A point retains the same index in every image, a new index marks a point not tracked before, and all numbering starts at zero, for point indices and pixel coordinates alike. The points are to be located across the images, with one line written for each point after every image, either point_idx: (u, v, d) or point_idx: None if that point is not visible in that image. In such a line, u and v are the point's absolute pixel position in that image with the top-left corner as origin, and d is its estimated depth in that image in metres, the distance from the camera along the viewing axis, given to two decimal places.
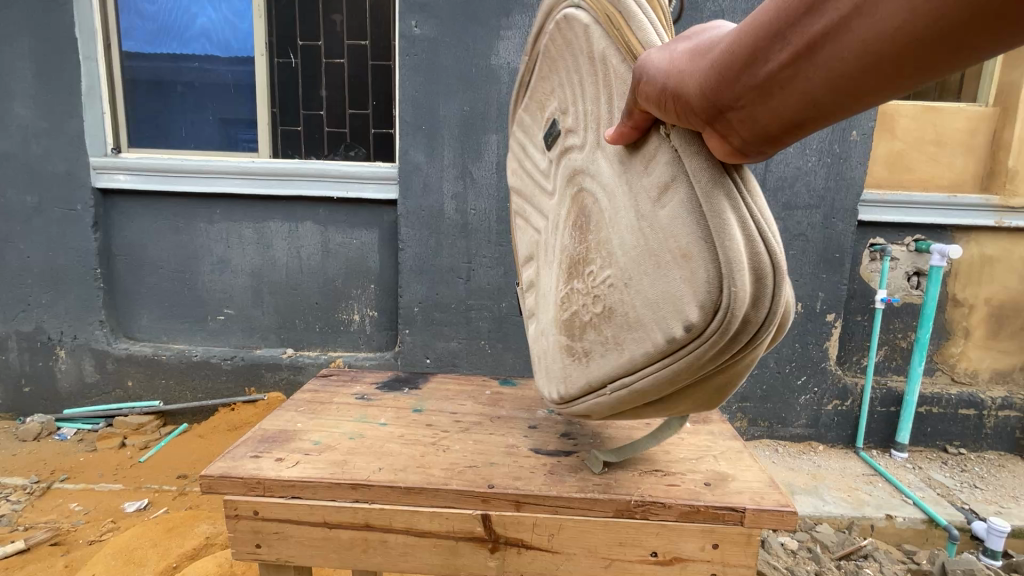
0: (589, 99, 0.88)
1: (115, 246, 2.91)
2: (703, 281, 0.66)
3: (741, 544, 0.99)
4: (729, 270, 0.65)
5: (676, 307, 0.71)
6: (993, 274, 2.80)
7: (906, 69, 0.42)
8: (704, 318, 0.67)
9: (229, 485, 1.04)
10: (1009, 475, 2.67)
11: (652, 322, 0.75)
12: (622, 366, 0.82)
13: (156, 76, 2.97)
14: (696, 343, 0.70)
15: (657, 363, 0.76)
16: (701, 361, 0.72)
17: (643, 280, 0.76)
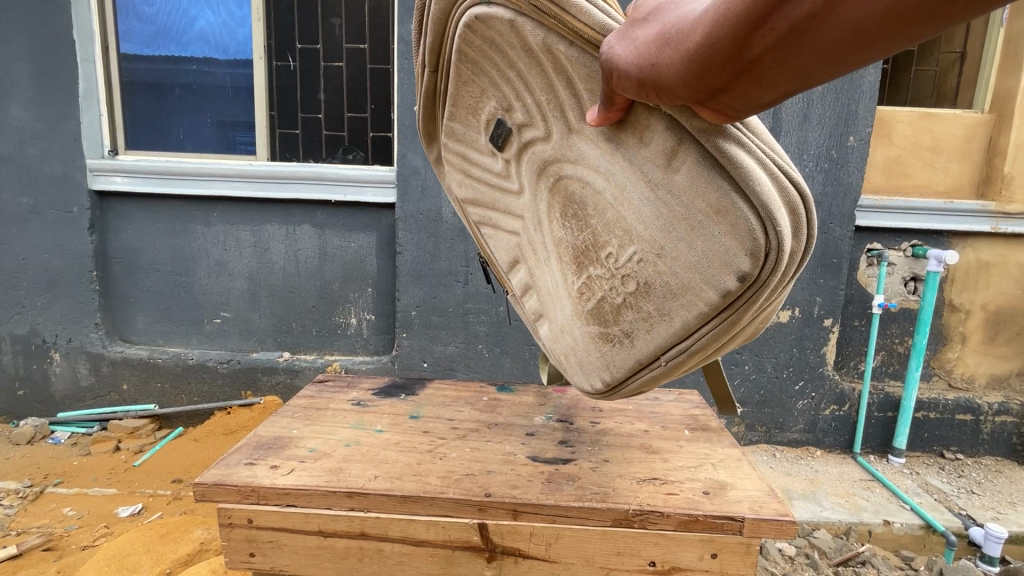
0: (540, 88, 0.85)
1: (111, 248, 2.90)
2: (750, 230, 0.69)
3: (740, 553, 0.98)
4: (771, 214, 0.68)
5: (726, 264, 0.72)
6: (989, 279, 2.80)
7: (897, 41, 0.43)
8: (757, 263, 0.70)
9: (223, 493, 1.04)
10: (1006, 481, 2.67)
11: (699, 283, 0.76)
12: (673, 335, 0.82)
13: (155, 78, 2.96)
14: (754, 288, 0.73)
15: (716, 321, 0.77)
16: (759, 303, 0.75)
17: (678, 246, 0.76)
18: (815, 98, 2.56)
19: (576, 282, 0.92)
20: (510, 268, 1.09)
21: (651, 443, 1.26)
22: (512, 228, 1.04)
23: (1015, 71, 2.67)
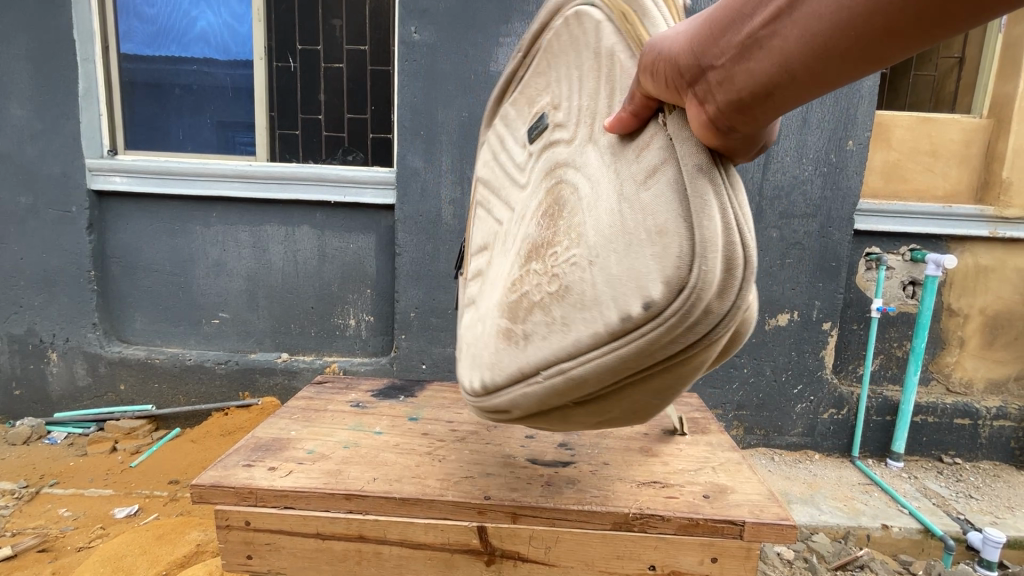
0: (585, 95, 0.83)
1: (109, 248, 2.89)
2: (674, 262, 0.58)
3: (740, 557, 0.98)
4: (704, 257, 0.57)
5: (635, 287, 0.61)
6: (988, 284, 2.81)
7: (876, 26, 0.41)
8: (667, 297, 0.58)
9: (221, 495, 1.03)
10: (1004, 485, 2.67)
11: (608, 300, 0.65)
12: (559, 354, 0.71)
13: (155, 78, 2.97)
14: (652, 334, 0.61)
15: (599, 353, 0.66)
16: (654, 356, 0.63)
17: (610, 258, 0.66)
18: (814, 102, 2.56)
19: (515, 273, 0.84)
20: (478, 251, 1.16)
21: (650, 446, 1.26)
22: (500, 216, 1.06)
23: (1013, 77, 2.68)
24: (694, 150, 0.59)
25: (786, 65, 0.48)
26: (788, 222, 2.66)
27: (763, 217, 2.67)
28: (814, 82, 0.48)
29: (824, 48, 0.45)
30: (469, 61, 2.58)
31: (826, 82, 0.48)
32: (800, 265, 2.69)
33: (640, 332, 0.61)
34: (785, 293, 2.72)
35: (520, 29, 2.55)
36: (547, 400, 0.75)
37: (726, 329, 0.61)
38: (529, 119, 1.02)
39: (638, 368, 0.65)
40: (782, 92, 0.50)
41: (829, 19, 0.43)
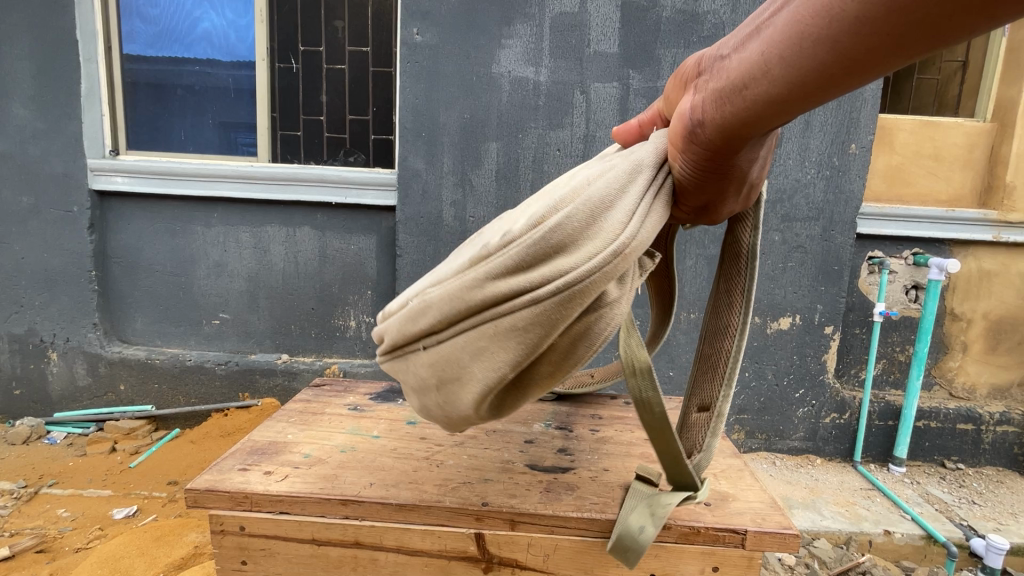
0: None
1: (110, 248, 2.89)
2: (549, 203, 0.77)
3: (741, 567, 0.97)
4: (569, 210, 0.74)
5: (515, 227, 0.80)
6: (991, 289, 2.79)
7: (829, 45, 0.53)
8: (531, 228, 0.76)
9: (215, 499, 1.02)
10: (1007, 492, 2.65)
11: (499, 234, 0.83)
12: (438, 276, 0.86)
13: (157, 79, 2.96)
14: (501, 262, 0.76)
15: (460, 276, 0.80)
16: (492, 286, 0.77)
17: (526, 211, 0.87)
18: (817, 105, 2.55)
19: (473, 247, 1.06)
20: None
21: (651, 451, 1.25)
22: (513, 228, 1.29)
23: (1017, 81, 2.66)
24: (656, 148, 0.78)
25: (765, 56, 0.60)
26: (790, 225, 2.65)
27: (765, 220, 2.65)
28: (779, 76, 0.59)
29: (798, 42, 0.56)
30: (470, 63, 2.57)
31: (792, 75, 0.58)
32: (802, 268, 2.68)
33: (496, 254, 0.77)
34: (787, 296, 2.70)
35: (522, 31, 2.54)
36: (410, 326, 0.86)
37: (548, 282, 0.73)
38: None
39: (478, 291, 0.77)
40: (755, 87, 0.61)
41: (807, 7, 0.54)
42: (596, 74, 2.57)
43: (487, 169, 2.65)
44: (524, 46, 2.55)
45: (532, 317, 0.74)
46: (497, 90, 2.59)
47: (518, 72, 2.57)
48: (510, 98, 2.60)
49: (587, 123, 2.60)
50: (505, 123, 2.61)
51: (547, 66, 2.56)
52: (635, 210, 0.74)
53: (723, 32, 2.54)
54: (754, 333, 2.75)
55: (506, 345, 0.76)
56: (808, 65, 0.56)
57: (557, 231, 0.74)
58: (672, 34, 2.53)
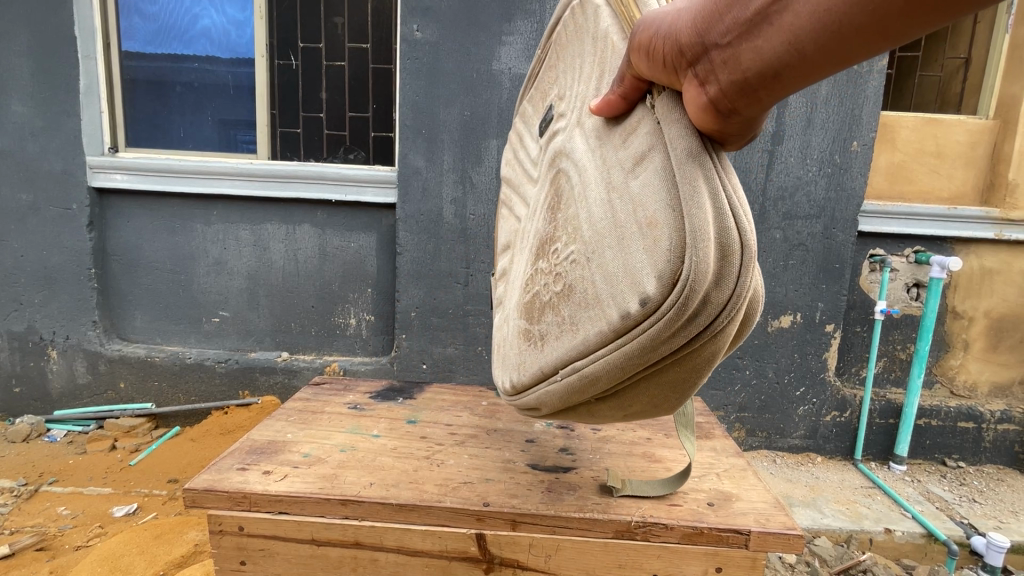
0: (584, 79, 0.86)
1: (110, 246, 2.88)
2: (656, 256, 0.61)
3: (745, 568, 0.96)
4: (691, 253, 0.59)
5: (634, 274, 0.64)
6: (993, 287, 2.78)
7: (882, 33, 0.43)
8: (661, 291, 0.61)
9: (214, 499, 1.01)
10: (1008, 490, 2.64)
11: (607, 299, 0.68)
12: (581, 352, 0.73)
13: (156, 76, 2.95)
14: (655, 325, 0.63)
15: (613, 351, 0.68)
16: (657, 346, 0.65)
17: (605, 253, 0.70)
18: (819, 103, 2.53)
19: (536, 269, 0.90)
20: (503, 247, 1.20)
21: (654, 451, 1.24)
22: (522, 211, 1.11)
23: (1020, 78, 2.65)
24: (683, 132, 0.61)
25: (795, 44, 0.48)
26: (791, 223, 2.64)
27: (767, 218, 2.64)
28: (821, 65, 0.48)
29: (836, 30, 0.45)
30: (470, 59, 2.56)
31: (838, 63, 0.47)
32: (803, 266, 2.66)
33: (641, 324, 0.64)
34: (789, 294, 2.69)
35: (522, 28, 2.53)
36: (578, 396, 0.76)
37: (714, 313, 0.62)
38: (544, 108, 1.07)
39: (645, 358, 0.66)
40: (791, 74, 0.50)
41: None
42: None
43: (487, 167, 2.64)
44: (525, 43, 2.54)
45: (722, 335, 0.66)
46: (497, 88, 2.58)
47: (518, 69, 2.56)
48: (510, 95, 2.59)
49: None
50: (506, 120, 2.60)
51: None
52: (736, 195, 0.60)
53: None
54: (755, 332, 2.74)
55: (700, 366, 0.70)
56: (856, 54, 0.46)
57: (695, 277, 0.59)
58: None
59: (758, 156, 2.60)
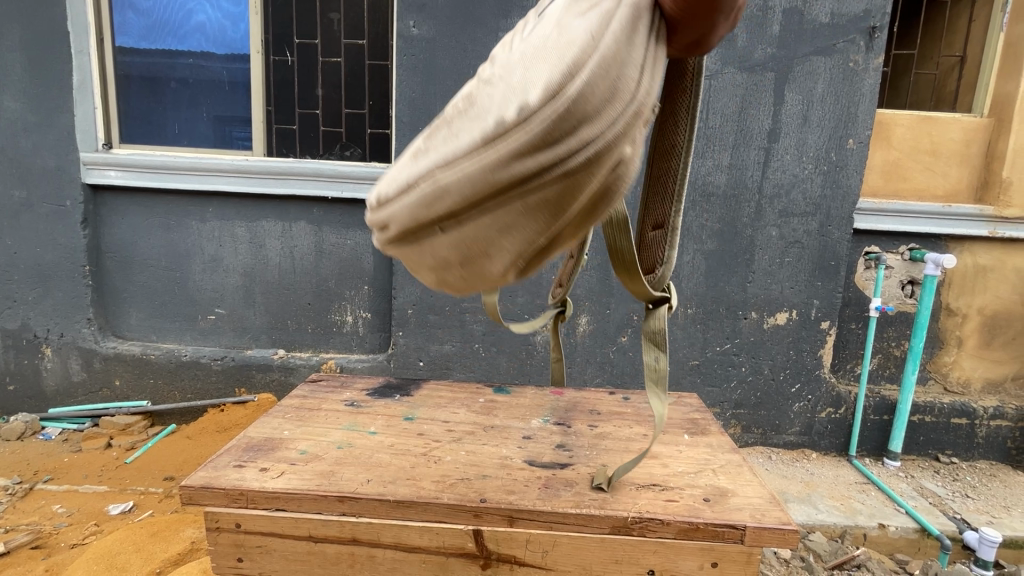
0: None
1: (104, 243, 2.86)
2: (557, 62, 0.56)
3: (741, 562, 0.96)
4: (587, 70, 0.55)
5: (520, 82, 0.59)
6: (986, 284, 2.80)
7: None
8: (540, 100, 0.56)
9: (211, 496, 1.01)
10: (1000, 485, 2.67)
11: (489, 107, 0.60)
12: (435, 162, 0.63)
13: (150, 72, 2.93)
14: (520, 137, 0.57)
15: (470, 159, 0.60)
16: (511, 166, 0.59)
17: (506, 66, 0.62)
18: (815, 100, 2.54)
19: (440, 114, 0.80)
20: None
21: (650, 446, 1.24)
22: None
23: (1014, 76, 2.66)
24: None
25: None
26: (787, 220, 2.65)
27: (763, 215, 2.65)
28: None
29: None
30: (467, 56, 2.55)
31: None
32: (799, 263, 2.68)
33: (511, 132, 0.58)
34: (784, 291, 2.70)
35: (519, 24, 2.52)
36: (420, 213, 0.65)
37: (579, 154, 0.58)
38: None
39: (499, 177, 0.59)
40: None
41: None
42: None
43: None
44: None
45: (570, 192, 0.60)
46: None
47: None
48: None
49: None
50: None
51: None
52: (651, 59, 0.58)
53: None
54: (752, 329, 2.75)
55: (539, 224, 0.63)
56: None
57: (578, 96, 0.56)
58: None
59: (755, 153, 2.60)
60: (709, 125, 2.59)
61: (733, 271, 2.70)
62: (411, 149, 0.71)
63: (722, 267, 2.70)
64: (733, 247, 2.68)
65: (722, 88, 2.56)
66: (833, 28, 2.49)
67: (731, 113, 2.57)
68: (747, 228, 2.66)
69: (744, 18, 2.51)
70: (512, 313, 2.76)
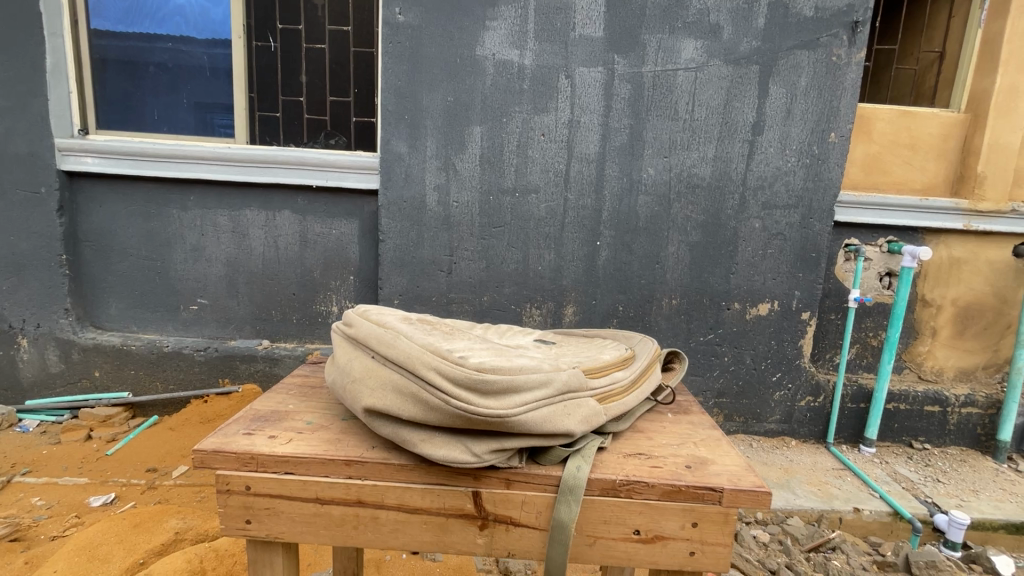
0: (581, 354, 1.27)
1: (82, 231, 2.80)
2: (500, 372, 0.95)
3: (719, 523, 0.99)
4: (499, 382, 0.93)
5: (470, 356, 1.00)
6: (960, 275, 2.88)
7: None
8: (472, 366, 0.94)
9: (222, 460, 1.01)
10: (969, 469, 2.77)
11: (453, 350, 1.00)
12: (410, 332, 1.04)
13: (128, 55, 2.86)
14: (448, 363, 0.93)
15: (423, 347, 0.98)
16: (433, 365, 0.93)
17: (480, 352, 1.04)
18: (799, 94, 2.57)
19: (446, 330, 1.21)
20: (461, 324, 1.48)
21: (636, 424, 1.27)
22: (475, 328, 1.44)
23: (990, 72, 2.71)
24: None
25: None
26: (771, 213, 2.68)
27: (746, 208, 2.68)
28: None
29: None
30: (454, 44, 2.53)
31: None
32: (781, 255, 2.72)
33: (447, 362, 0.94)
34: (766, 283, 2.75)
35: (506, 13, 2.51)
36: (380, 345, 1.00)
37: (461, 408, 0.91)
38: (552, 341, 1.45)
39: (420, 370, 0.93)
40: None
41: None
42: (582, 58, 2.55)
43: (471, 154, 2.63)
44: (509, 29, 2.52)
45: (430, 406, 0.92)
46: (481, 74, 2.56)
47: (501, 55, 2.54)
48: (494, 82, 2.57)
49: (572, 107, 2.59)
50: (489, 107, 2.58)
51: (531, 50, 2.54)
52: (533, 407, 0.95)
53: (707, 19, 2.53)
54: (734, 320, 2.80)
55: (406, 404, 0.94)
56: None
57: (484, 385, 0.92)
58: (657, 19, 2.52)
59: (740, 146, 2.63)
60: (695, 118, 2.60)
61: (716, 262, 2.74)
62: (409, 324, 1.11)
63: (706, 258, 2.74)
64: (717, 239, 2.71)
65: (708, 80, 2.57)
66: (817, 22, 2.51)
67: (716, 106, 2.59)
68: (730, 221, 2.70)
69: (729, 11, 2.52)
70: (499, 303, 2.78)
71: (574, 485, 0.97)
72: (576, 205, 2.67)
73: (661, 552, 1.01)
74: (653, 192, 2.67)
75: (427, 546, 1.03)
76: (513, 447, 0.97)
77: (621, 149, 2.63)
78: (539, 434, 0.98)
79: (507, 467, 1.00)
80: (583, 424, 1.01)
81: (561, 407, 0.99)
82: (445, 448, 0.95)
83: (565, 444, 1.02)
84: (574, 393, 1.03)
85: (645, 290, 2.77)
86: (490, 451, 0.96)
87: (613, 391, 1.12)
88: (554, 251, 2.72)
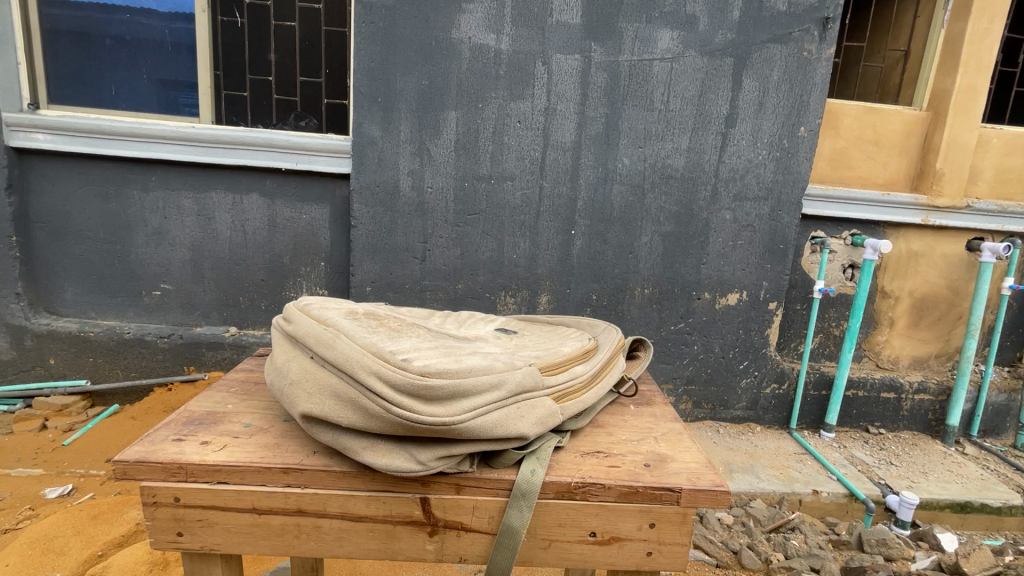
0: (539, 347, 1.27)
1: (33, 212, 2.65)
2: (447, 373, 0.93)
3: (676, 523, 1.02)
4: (444, 384, 0.92)
5: (415, 358, 0.98)
6: (918, 268, 3.00)
7: None
8: (416, 368, 0.92)
9: (147, 470, 0.97)
10: (920, 453, 2.90)
11: (399, 352, 0.98)
12: (351, 331, 1.01)
13: (82, 26, 2.70)
14: (389, 368, 0.91)
15: (364, 349, 0.96)
16: (373, 369, 0.91)
17: (428, 350, 1.03)
18: (771, 88, 2.61)
19: (399, 323, 1.20)
20: (422, 315, 1.46)
21: (595, 418, 1.30)
22: (433, 322, 1.42)
23: (951, 72, 2.80)
24: None
25: None
26: (741, 204, 2.73)
27: (718, 199, 2.72)
28: None
29: None
30: (428, 26, 2.47)
31: None
32: (750, 246, 2.78)
33: (390, 364, 0.92)
34: (735, 273, 2.81)
35: None
36: (323, 345, 0.97)
37: (403, 416, 0.89)
38: (515, 333, 1.45)
39: (362, 374, 0.90)
40: None
41: None
42: (558, 45, 2.53)
43: (445, 139, 2.59)
44: (486, 13, 2.47)
45: (371, 413, 0.90)
46: (456, 56, 2.51)
47: (477, 39, 2.49)
48: (470, 65, 2.52)
49: (548, 95, 2.57)
50: (466, 91, 2.54)
51: (508, 34, 2.50)
52: (480, 409, 0.94)
53: (685, 9, 2.53)
54: (704, 309, 2.85)
55: (346, 410, 0.92)
56: None
57: (429, 390, 0.90)
58: (635, 7, 2.51)
59: (712, 138, 2.66)
60: (670, 108, 2.62)
61: (688, 252, 2.78)
62: (354, 321, 1.09)
63: (678, 248, 2.77)
64: (688, 229, 2.75)
65: (683, 71, 2.58)
66: (791, 16, 2.54)
67: (691, 97, 2.61)
68: (703, 211, 2.73)
69: (705, 2, 2.53)
70: (473, 291, 2.77)
71: (527, 491, 0.98)
72: (551, 193, 2.67)
73: (619, 554, 1.03)
74: (627, 182, 2.68)
75: (373, 554, 1.02)
76: (461, 454, 0.96)
77: (597, 138, 2.63)
78: (488, 439, 0.97)
79: (456, 471, 0.99)
80: (537, 427, 1.01)
81: (513, 409, 0.99)
82: (388, 457, 0.93)
83: (518, 447, 1.02)
84: (527, 394, 1.03)
85: (618, 280, 2.80)
86: (437, 458, 0.94)
87: (567, 389, 1.13)
88: (529, 240, 2.72)
